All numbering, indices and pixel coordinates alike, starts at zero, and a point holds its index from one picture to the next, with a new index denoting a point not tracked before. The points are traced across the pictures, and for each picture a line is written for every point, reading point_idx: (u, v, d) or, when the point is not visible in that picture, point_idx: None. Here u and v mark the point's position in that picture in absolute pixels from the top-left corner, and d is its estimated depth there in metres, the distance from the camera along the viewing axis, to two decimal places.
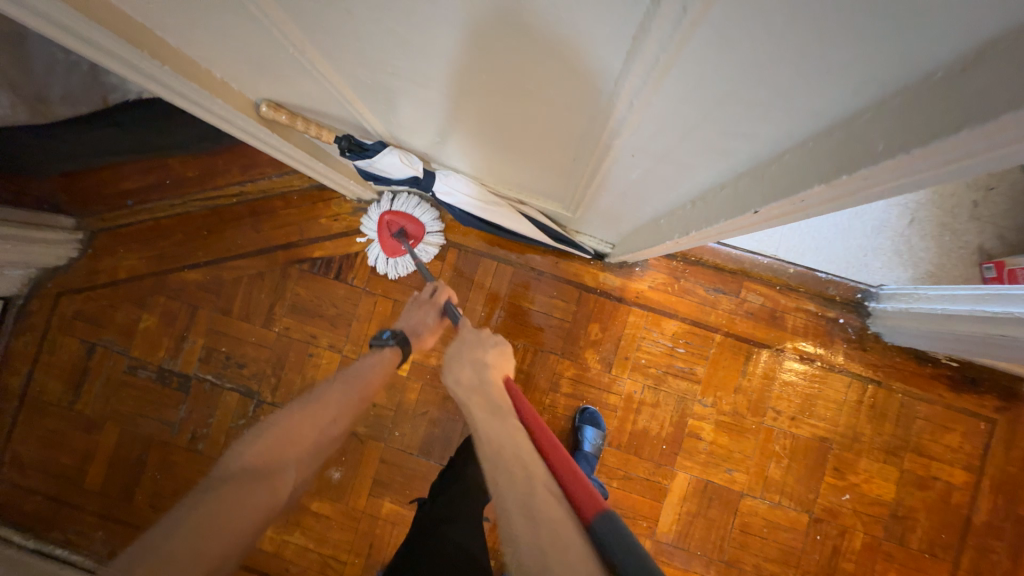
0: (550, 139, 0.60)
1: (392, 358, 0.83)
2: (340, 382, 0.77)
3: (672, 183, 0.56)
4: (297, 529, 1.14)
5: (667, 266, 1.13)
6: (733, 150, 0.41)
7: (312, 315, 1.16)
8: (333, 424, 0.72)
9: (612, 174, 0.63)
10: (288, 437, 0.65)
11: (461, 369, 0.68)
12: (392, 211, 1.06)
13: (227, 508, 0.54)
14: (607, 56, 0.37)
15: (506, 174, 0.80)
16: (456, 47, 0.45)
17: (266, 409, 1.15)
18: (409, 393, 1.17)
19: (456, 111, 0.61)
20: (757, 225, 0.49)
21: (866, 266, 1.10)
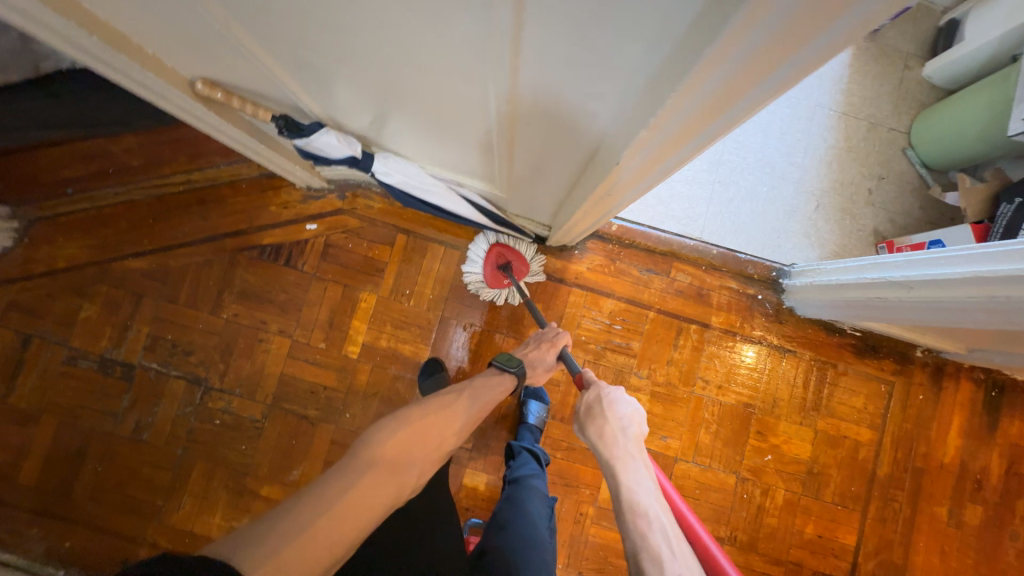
0: (466, 116, 0.68)
1: (506, 386, 0.87)
2: (468, 395, 0.81)
3: (574, 145, 0.64)
4: (246, 516, 1.13)
5: (604, 248, 1.21)
6: (603, 92, 0.49)
7: (261, 301, 1.18)
8: (452, 433, 0.75)
9: (526, 146, 0.71)
10: (419, 434, 0.69)
11: (603, 425, 0.81)
12: (502, 244, 1.14)
13: (365, 493, 0.56)
14: (482, 15, 0.44)
15: (439, 156, 0.86)
16: (360, 27, 0.52)
17: (215, 395, 1.16)
18: (358, 374, 1.17)
19: (378, 92, 0.68)
20: (642, 174, 0.58)
21: (778, 247, 1.22)
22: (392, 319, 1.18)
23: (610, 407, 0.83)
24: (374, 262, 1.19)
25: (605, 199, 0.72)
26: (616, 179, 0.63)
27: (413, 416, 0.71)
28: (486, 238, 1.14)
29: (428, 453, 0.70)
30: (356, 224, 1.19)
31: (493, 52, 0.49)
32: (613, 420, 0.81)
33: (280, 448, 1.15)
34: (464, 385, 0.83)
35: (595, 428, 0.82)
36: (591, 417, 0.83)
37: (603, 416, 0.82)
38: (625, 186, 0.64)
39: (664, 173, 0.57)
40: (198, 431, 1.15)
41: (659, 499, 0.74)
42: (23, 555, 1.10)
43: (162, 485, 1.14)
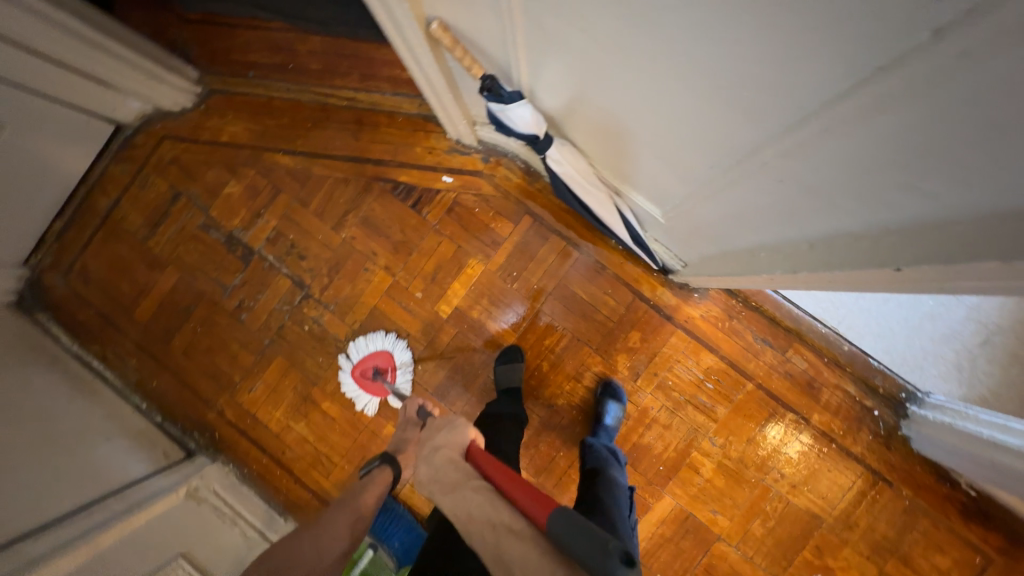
0: (681, 147, 0.63)
1: (383, 479, 0.83)
2: (336, 505, 0.81)
3: (782, 222, 0.59)
4: (303, 421, 1.21)
5: (725, 302, 1.13)
6: (883, 210, 0.43)
7: (379, 233, 1.21)
8: (333, 543, 0.74)
9: (722, 198, 0.65)
10: (290, 555, 0.73)
11: (418, 468, 0.68)
12: (356, 362, 1.18)
13: None
14: (808, 91, 0.39)
15: (616, 160, 0.82)
16: (649, 36, 0.47)
17: (311, 304, 1.22)
18: (442, 335, 1.18)
19: (603, 92, 0.64)
20: (851, 281, 0.53)
21: (921, 369, 1.08)
22: (490, 295, 1.18)
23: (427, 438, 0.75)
24: (493, 234, 1.18)
25: (779, 276, 0.67)
26: (818, 267, 0.58)
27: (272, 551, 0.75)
28: (344, 365, 1.19)
29: (295, 573, 0.70)
30: (489, 191, 1.18)
31: (784, 119, 0.44)
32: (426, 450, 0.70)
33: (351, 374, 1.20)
34: (337, 499, 0.82)
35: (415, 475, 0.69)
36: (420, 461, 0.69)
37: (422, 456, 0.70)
38: (814, 279, 0.59)
39: (872, 288, 0.53)
40: (287, 331, 1.22)
41: (467, 485, 0.61)
42: (120, 378, 1.24)
43: (243, 365, 1.23)
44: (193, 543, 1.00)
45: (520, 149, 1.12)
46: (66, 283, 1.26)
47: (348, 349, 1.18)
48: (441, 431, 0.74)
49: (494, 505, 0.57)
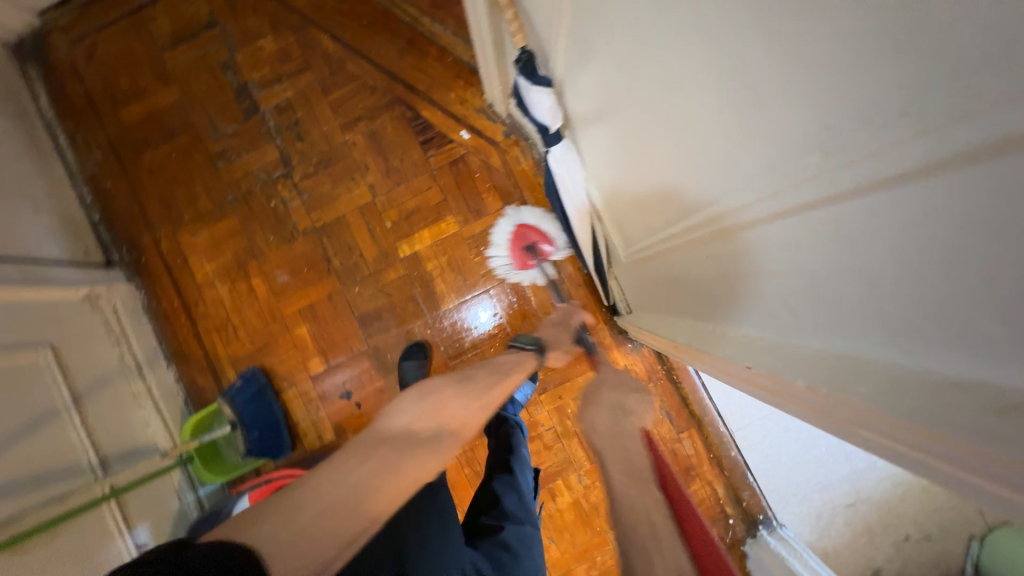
0: (668, 193, 0.64)
1: (528, 364, 0.93)
2: (489, 374, 0.85)
3: (723, 296, 0.62)
4: (228, 285, 1.21)
5: (651, 363, 1.17)
6: (796, 308, 0.46)
7: (380, 151, 1.21)
8: (479, 407, 0.78)
9: (682, 255, 0.68)
10: (440, 405, 0.72)
11: (600, 421, 0.91)
12: (524, 222, 1.17)
13: (389, 469, 0.56)
14: (769, 176, 0.41)
15: (613, 184, 0.83)
16: (669, 72, 0.48)
17: (287, 184, 1.22)
18: (390, 270, 1.19)
19: (619, 112, 0.65)
20: (744, 371, 0.57)
21: (787, 503, 1.09)
22: (452, 256, 1.19)
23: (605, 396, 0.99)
24: (481, 203, 1.19)
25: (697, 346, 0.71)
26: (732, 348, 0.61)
27: (434, 392, 0.75)
28: (507, 216, 1.18)
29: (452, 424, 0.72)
30: (496, 164, 1.20)
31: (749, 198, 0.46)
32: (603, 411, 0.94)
33: (293, 265, 1.21)
34: (494, 368, 0.88)
35: (591, 424, 0.91)
36: (589, 413, 0.96)
37: (597, 409, 0.94)
38: (721, 358, 0.63)
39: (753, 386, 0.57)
40: (254, 197, 1.22)
41: (647, 484, 0.69)
42: (79, 165, 1.23)
43: (198, 209, 1.22)
44: (68, 341, 1.00)
45: (539, 140, 1.14)
46: (69, 52, 1.24)
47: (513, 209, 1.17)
48: (629, 395, 0.99)
49: (667, 528, 0.60)
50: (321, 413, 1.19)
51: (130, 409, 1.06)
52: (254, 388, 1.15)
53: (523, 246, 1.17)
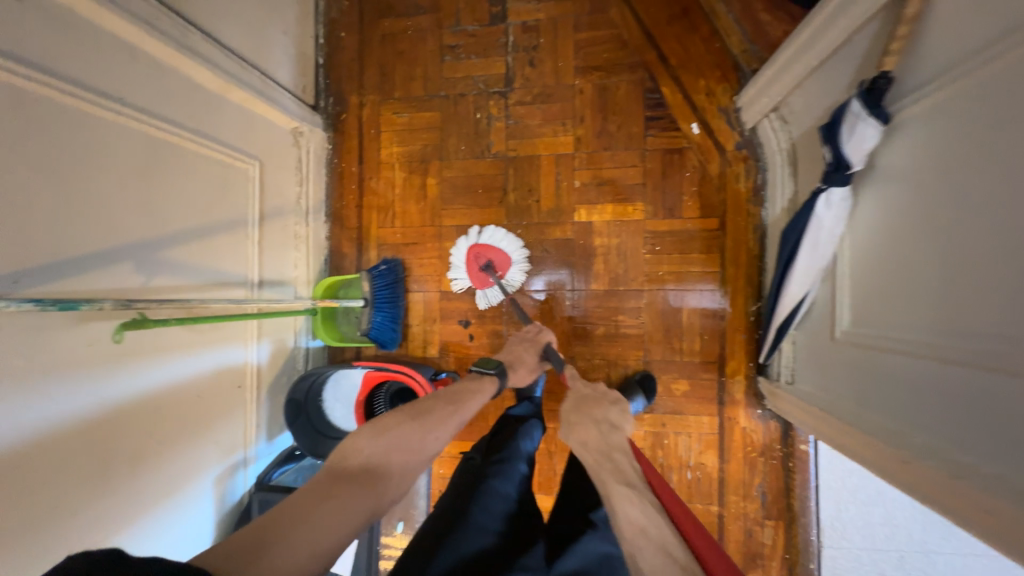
0: (974, 295, 0.54)
1: (488, 388, 0.88)
2: (444, 402, 0.80)
3: (979, 431, 0.52)
4: (404, 174, 1.22)
5: (773, 440, 1.08)
6: None
7: (601, 109, 1.15)
8: (437, 439, 0.75)
9: (938, 365, 0.58)
10: (394, 444, 0.69)
11: (584, 429, 0.68)
12: (480, 242, 1.15)
13: (321, 514, 0.57)
14: None
15: (877, 251, 0.72)
16: None
17: (498, 102, 1.18)
18: (557, 229, 1.15)
19: (971, 181, 0.55)
20: (985, 518, 0.49)
21: None
22: (623, 242, 1.13)
23: (591, 408, 0.70)
24: (677, 204, 1.11)
25: (910, 458, 0.61)
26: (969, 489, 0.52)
27: (391, 426, 0.72)
28: (467, 237, 1.16)
29: (404, 457, 0.69)
30: (711, 172, 1.10)
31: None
32: (597, 424, 0.67)
33: (469, 181, 1.19)
34: (451, 393, 0.84)
35: (576, 433, 0.68)
36: (575, 426, 0.69)
37: (580, 422, 0.69)
38: (946, 488, 0.55)
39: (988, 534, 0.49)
40: (463, 102, 1.20)
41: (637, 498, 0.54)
42: (326, 6, 1.25)
43: (409, 91, 1.22)
44: (270, 163, 1.05)
45: (775, 167, 1.03)
46: None
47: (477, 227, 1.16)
48: (612, 406, 0.71)
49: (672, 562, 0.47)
50: (434, 328, 1.20)
51: (287, 245, 1.11)
52: (392, 278, 1.17)
53: (479, 266, 1.14)
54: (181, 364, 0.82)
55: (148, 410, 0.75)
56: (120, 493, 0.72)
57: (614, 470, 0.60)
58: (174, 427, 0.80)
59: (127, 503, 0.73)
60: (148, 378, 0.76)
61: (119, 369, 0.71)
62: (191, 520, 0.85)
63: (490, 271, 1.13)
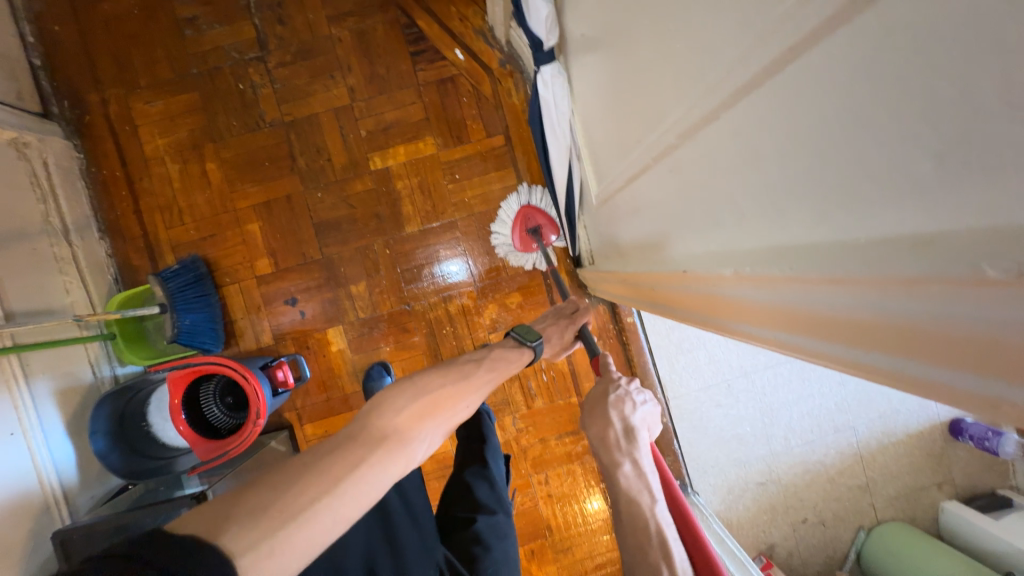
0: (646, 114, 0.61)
1: (524, 359, 0.82)
2: (488, 366, 0.74)
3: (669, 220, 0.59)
4: (179, 165, 1.12)
5: (604, 321, 1.18)
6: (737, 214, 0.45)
7: (367, 54, 1.13)
8: (465, 407, 0.68)
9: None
10: (431, 408, 0.62)
11: (605, 428, 0.75)
12: (530, 204, 1.14)
13: (360, 478, 0.47)
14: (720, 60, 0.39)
15: (598, 115, 0.79)
16: None
17: (260, 69, 1.12)
18: (357, 182, 1.14)
19: (615, 15, 0.61)
20: (775, 305, 0.41)
21: (704, 473, 1.21)
22: (424, 179, 1.14)
23: (614, 405, 0.77)
24: (464, 130, 1.14)
25: None
26: (752, 289, 0.44)
27: (428, 387, 0.64)
28: (517, 197, 1.13)
29: (436, 425, 0.62)
30: (485, 92, 1.14)
31: (706, 96, 0.44)
32: (616, 424, 0.75)
33: (253, 156, 1.13)
34: (488, 354, 0.77)
35: (596, 431, 0.76)
36: (594, 419, 0.77)
37: (603, 422, 0.76)
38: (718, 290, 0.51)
39: (775, 322, 0.42)
40: (221, 76, 1.12)
41: (654, 513, 0.67)
42: None
43: (157, 75, 1.11)
44: None
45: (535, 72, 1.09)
46: None
47: (522, 189, 1.13)
48: (633, 408, 0.77)
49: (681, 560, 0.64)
50: (262, 318, 1.14)
51: (48, 272, 0.98)
52: (193, 276, 1.08)
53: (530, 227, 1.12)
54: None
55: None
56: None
57: (634, 478, 0.70)
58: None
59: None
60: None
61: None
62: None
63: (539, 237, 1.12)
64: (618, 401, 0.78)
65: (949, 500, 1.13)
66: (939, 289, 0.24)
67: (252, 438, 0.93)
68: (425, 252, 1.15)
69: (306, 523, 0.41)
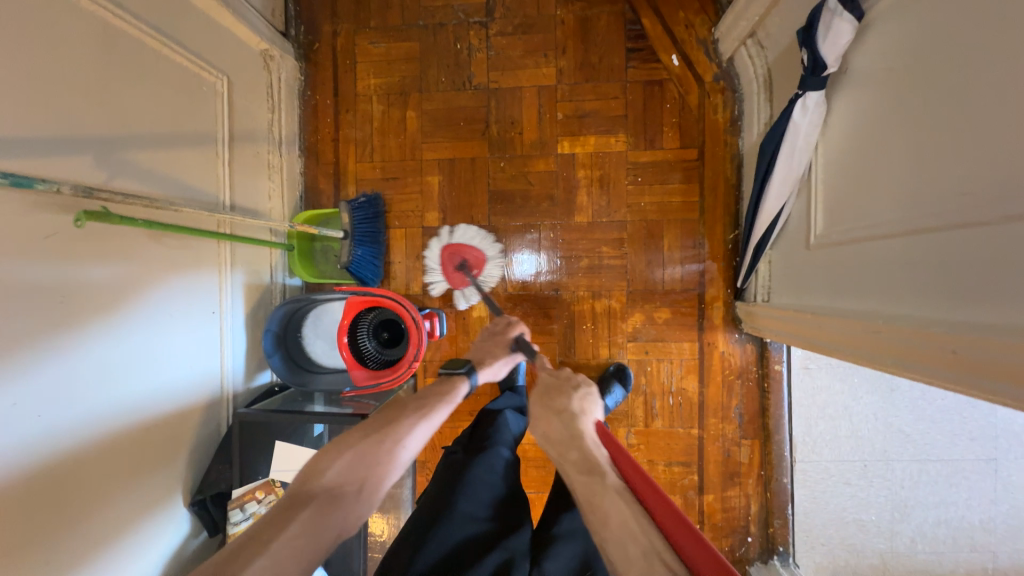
0: (942, 175, 0.58)
1: (463, 388, 0.81)
2: (408, 405, 0.76)
3: (956, 283, 0.56)
4: (382, 107, 1.18)
5: (748, 362, 1.13)
6: None
7: (584, 41, 1.14)
8: (405, 452, 0.71)
9: (925, 235, 0.60)
10: (347, 467, 0.66)
11: (547, 423, 0.70)
12: (453, 242, 1.16)
13: (268, 547, 0.55)
14: None
15: (847, 157, 0.76)
16: None
17: (480, 34, 1.16)
18: (541, 162, 1.15)
19: (933, 66, 0.59)
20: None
21: (810, 547, 1.12)
22: (605, 174, 1.14)
23: (553, 398, 0.73)
24: (659, 136, 1.13)
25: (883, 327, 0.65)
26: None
27: (346, 445, 0.68)
28: (440, 238, 1.16)
29: (364, 477, 0.66)
30: (690, 104, 1.12)
31: None
32: (555, 416, 0.71)
33: (450, 114, 1.17)
34: (416, 394, 0.79)
35: (539, 427, 0.71)
36: (537, 419, 0.72)
37: (544, 416, 0.72)
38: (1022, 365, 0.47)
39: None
40: (442, 33, 1.17)
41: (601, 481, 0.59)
42: None
43: (387, 20, 1.18)
44: (239, 83, 0.99)
45: (752, 95, 1.06)
46: None
47: (446, 227, 1.17)
48: (574, 392, 0.75)
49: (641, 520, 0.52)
50: (416, 266, 1.18)
51: (260, 176, 1.06)
52: (372, 212, 1.14)
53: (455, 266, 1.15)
54: (144, 319, 0.76)
55: (110, 376, 0.70)
56: (93, 466, 0.67)
57: (579, 462, 0.64)
58: (141, 382, 0.75)
59: (103, 470, 0.69)
60: (112, 342, 0.70)
61: (66, 346, 0.64)
62: (174, 464, 0.82)
63: (467, 270, 1.14)
64: (556, 391, 0.75)
65: None
66: None
67: (403, 379, 0.96)
68: (587, 245, 1.15)
69: None
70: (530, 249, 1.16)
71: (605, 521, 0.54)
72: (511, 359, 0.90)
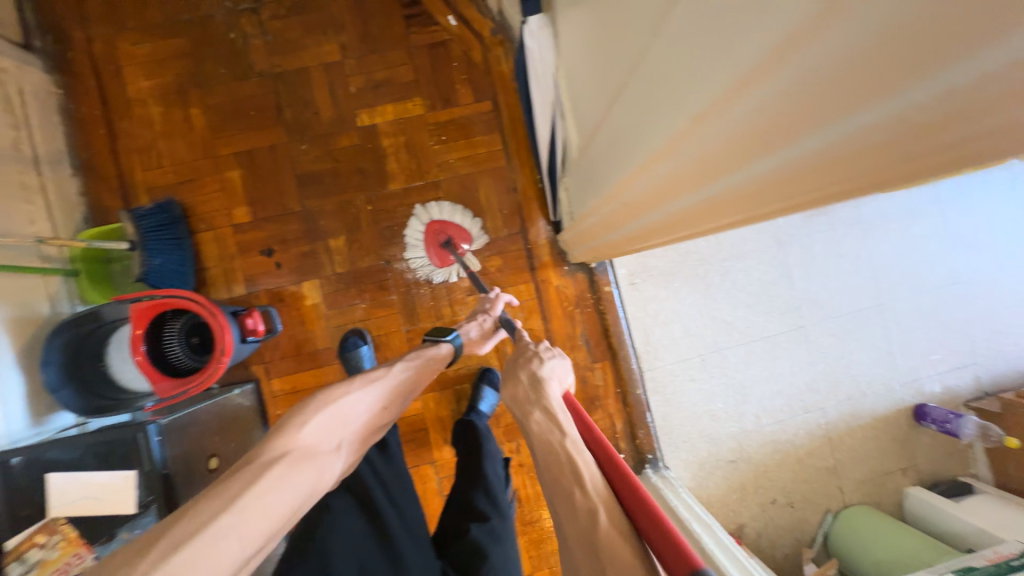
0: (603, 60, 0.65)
1: (440, 355, 0.90)
2: (396, 368, 0.85)
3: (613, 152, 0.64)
4: (161, 108, 1.11)
5: (582, 289, 1.19)
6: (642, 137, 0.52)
7: (361, 14, 1.15)
8: (378, 409, 0.80)
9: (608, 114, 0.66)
10: (338, 416, 0.73)
11: (513, 386, 0.69)
12: (436, 219, 1.13)
13: (277, 484, 0.59)
14: None
15: (572, 69, 0.82)
16: None
17: (254, 21, 1.13)
18: (343, 137, 1.14)
19: None
20: (672, 183, 0.50)
21: (674, 448, 1.19)
22: (410, 139, 1.15)
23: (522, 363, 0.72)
24: (452, 93, 1.16)
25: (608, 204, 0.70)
26: (707, 135, 0.40)
27: (332, 396, 0.74)
28: (423, 212, 1.13)
29: (349, 427, 0.75)
30: (475, 59, 1.16)
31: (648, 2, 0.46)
32: (523, 379, 0.70)
33: (237, 105, 1.12)
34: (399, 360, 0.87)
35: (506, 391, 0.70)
36: (507, 381, 0.71)
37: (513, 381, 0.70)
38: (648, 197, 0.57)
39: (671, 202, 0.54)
40: (212, 24, 1.12)
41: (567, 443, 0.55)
42: None
43: (146, 18, 1.11)
44: None
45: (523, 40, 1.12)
46: None
47: (429, 203, 1.13)
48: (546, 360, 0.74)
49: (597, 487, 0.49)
50: (235, 265, 1.12)
51: (14, 199, 0.95)
52: (165, 219, 1.05)
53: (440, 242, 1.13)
54: None
55: None
56: None
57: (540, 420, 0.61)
58: None
59: None
60: None
61: None
62: None
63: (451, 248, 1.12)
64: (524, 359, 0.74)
65: (914, 485, 1.16)
66: (772, 90, 0.31)
67: (213, 378, 0.89)
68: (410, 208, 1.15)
69: (219, 535, 0.50)
70: (352, 227, 1.14)
71: (564, 504, 0.49)
72: (495, 332, 0.98)
